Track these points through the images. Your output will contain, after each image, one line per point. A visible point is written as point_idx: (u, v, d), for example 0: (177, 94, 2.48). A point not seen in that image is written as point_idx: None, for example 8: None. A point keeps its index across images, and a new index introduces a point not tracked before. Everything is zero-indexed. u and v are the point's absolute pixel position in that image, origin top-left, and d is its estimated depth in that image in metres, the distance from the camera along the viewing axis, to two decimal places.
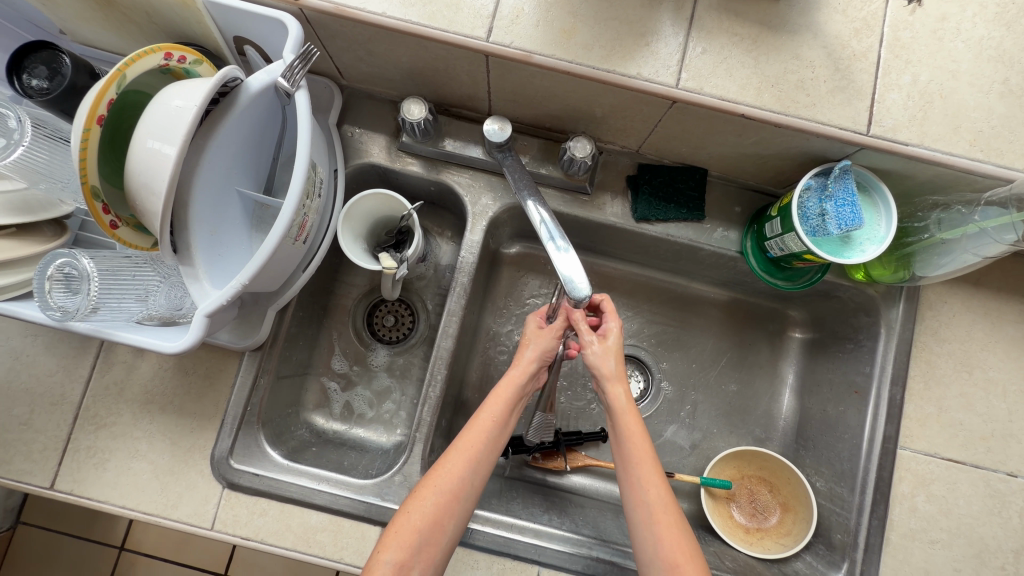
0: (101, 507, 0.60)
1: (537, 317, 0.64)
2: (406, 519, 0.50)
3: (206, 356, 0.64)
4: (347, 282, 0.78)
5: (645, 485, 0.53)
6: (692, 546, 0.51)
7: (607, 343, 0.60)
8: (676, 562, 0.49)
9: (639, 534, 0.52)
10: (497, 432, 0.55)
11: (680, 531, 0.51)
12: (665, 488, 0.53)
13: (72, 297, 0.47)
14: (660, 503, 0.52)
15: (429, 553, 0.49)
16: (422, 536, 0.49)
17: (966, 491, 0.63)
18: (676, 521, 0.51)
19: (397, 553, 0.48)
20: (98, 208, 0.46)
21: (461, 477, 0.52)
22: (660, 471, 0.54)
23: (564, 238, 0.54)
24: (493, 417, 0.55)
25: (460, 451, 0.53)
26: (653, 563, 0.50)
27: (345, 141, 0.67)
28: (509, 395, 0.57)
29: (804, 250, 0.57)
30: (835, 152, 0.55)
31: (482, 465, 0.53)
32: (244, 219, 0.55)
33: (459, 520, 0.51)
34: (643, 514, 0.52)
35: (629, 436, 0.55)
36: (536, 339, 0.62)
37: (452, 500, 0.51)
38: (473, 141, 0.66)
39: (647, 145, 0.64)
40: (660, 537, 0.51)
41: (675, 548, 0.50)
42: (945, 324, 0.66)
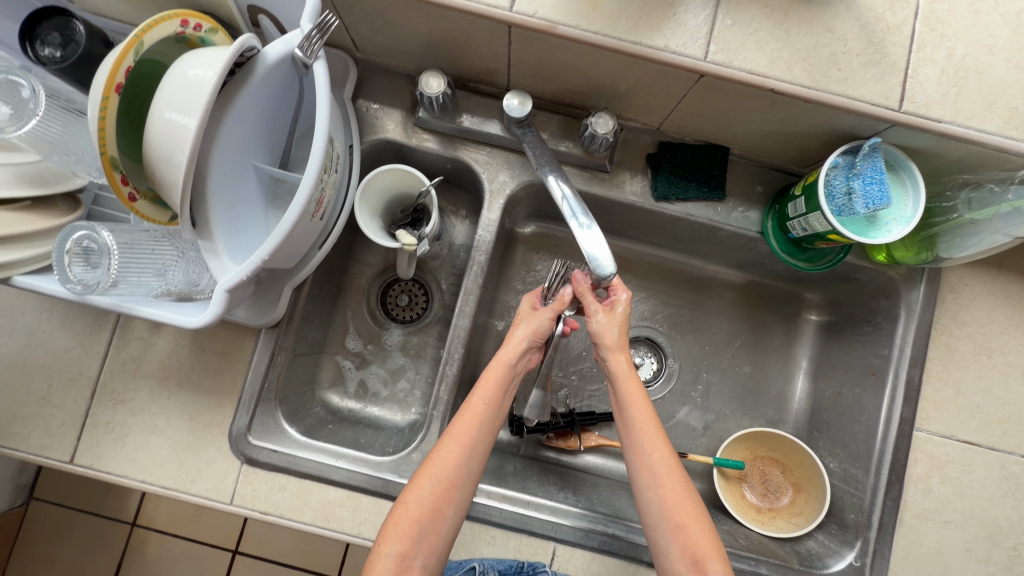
0: (121, 481, 0.61)
1: (530, 298, 0.63)
2: (404, 510, 0.50)
3: (223, 334, 0.64)
4: (360, 261, 0.78)
5: (648, 450, 0.54)
6: (697, 507, 0.52)
7: (613, 311, 0.61)
8: (682, 522, 0.51)
9: (644, 498, 0.53)
10: (490, 416, 0.55)
11: (684, 493, 0.52)
12: (668, 453, 0.54)
13: (92, 271, 0.47)
14: (663, 467, 0.53)
15: (430, 542, 0.50)
16: (421, 526, 0.50)
17: (981, 473, 0.63)
18: (680, 484, 0.52)
19: (398, 544, 0.49)
20: (117, 178, 0.45)
21: (456, 465, 0.52)
22: (663, 436, 0.55)
23: (586, 216, 0.55)
24: (486, 400, 0.55)
25: (455, 438, 0.53)
26: (660, 525, 0.52)
27: (360, 116, 0.65)
28: (501, 375, 0.57)
29: (828, 230, 0.56)
30: (864, 129, 0.54)
31: (477, 451, 0.53)
32: (259, 194, 0.55)
33: (458, 507, 0.52)
34: (647, 478, 0.53)
35: (631, 402, 0.56)
36: (531, 317, 0.62)
37: (449, 488, 0.51)
38: (491, 117, 0.65)
39: (669, 122, 0.63)
40: (665, 499, 0.52)
41: (680, 509, 0.51)
42: (965, 307, 0.65)
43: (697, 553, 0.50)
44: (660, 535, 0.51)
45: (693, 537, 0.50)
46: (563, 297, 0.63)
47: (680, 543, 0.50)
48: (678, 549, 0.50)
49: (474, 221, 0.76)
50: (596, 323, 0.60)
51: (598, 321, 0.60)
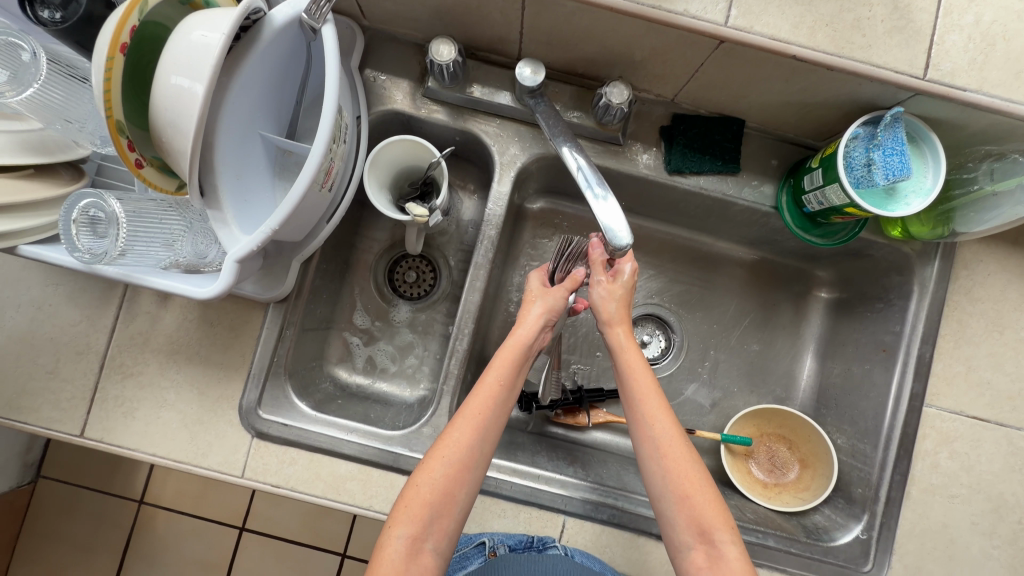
0: (132, 454, 0.61)
1: (540, 277, 0.64)
2: (416, 492, 0.49)
3: (231, 308, 0.63)
4: (367, 237, 0.77)
5: (650, 421, 0.54)
6: (703, 478, 0.52)
7: (615, 283, 0.61)
8: (687, 492, 0.51)
9: (649, 468, 0.53)
10: (503, 397, 0.54)
11: (689, 463, 0.52)
12: (672, 424, 0.54)
13: (99, 241, 0.47)
14: (665, 437, 0.53)
15: (441, 525, 0.49)
16: (433, 509, 0.49)
17: (988, 449, 0.63)
18: (685, 455, 0.52)
19: (409, 527, 0.48)
20: (123, 144, 0.44)
21: (469, 447, 0.51)
22: (666, 406, 0.55)
23: (602, 186, 0.53)
24: (500, 380, 0.54)
25: (467, 419, 0.52)
26: (665, 495, 0.52)
27: (367, 86, 0.64)
28: (515, 354, 0.57)
29: (845, 203, 0.56)
30: (886, 98, 0.53)
31: (489, 432, 0.52)
32: (267, 165, 0.53)
33: (470, 489, 0.51)
34: (649, 450, 0.53)
35: (630, 372, 0.57)
36: (545, 296, 0.62)
37: (461, 470, 0.50)
38: (502, 87, 0.63)
39: (684, 93, 0.61)
40: (669, 470, 0.52)
41: (684, 479, 0.51)
42: (979, 283, 0.64)
43: (703, 523, 0.50)
44: (666, 506, 0.52)
45: (699, 508, 0.50)
46: (575, 276, 0.64)
47: (686, 512, 0.51)
48: (683, 519, 0.51)
49: (482, 196, 0.75)
50: (598, 293, 0.61)
51: (601, 292, 0.61)
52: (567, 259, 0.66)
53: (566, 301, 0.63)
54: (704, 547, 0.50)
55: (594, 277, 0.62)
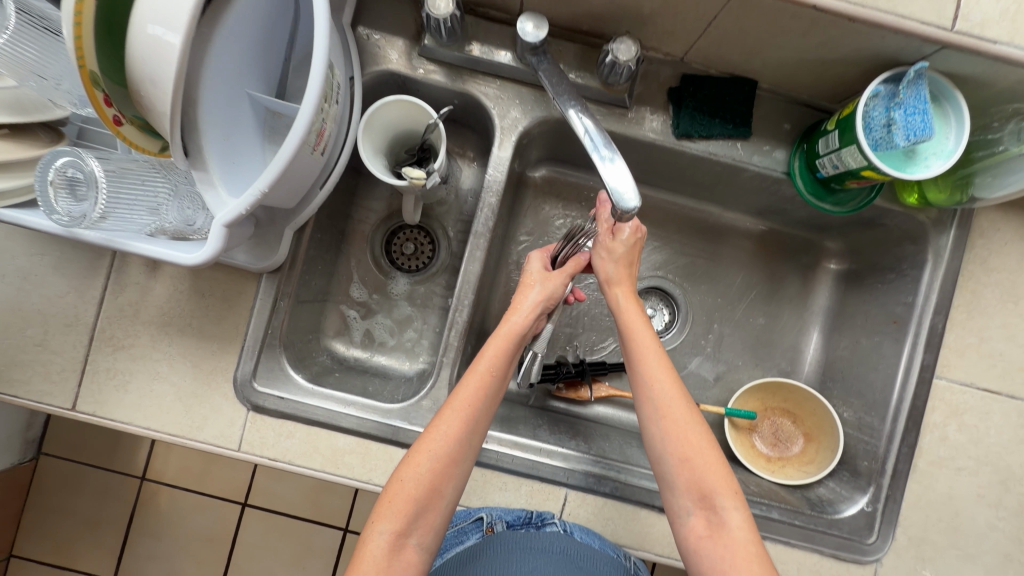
0: (126, 428, 0.60)
1: (541, 259, 0.62)
2: (400, 487, 0.49)
3: (223, 279, 0.61)
4: (363, 207, 0.74)
5: (651, 384, 0.53)
6: (704, 441, 0.51)
7: (615, 244, 0.60)
8: (687, 456, 0.50)
9: (649, 431, 0.52)
10: (494, 386, 0.53)
11: (689, 424, 0.51)
12: (674, 385, 0.52)
13: (79, 205, 0.44)
14: (665, 398, 0.52)
15: (427, 519, 0.49)
16: (417, 504, 0.49)
17: (998, 421, 0.62)
18: (685, 419, 0.51)
19: (392, 523, 0.48)
20: (99, 98, 0.42)
21: (456, 440, 0.50)
22: (667, 365, 0.54)
23: (609, 148, 0.51)
24: (491, 369, 0.53)
25: (456, 411, 0.51)
26: (664, 458, 0.51)
27: (361, 45, 0.61)
28: (508, 341, 0.55)
29: (862, 167, 0.53)
30: (910, 53, 0.50)
31: (478, 424, 0.51)
32: (256, 127, 0.51)
33: (456, 483, 0.50)
34: (650, 412, 0.52)
35: (630, 332, 0.56)
36: (543, 280, 0.60)
37: (448, 465, 0.50)
38: (503, 45, 0.60)
39: (695, 51, 0.58)
40: (668, 432, 0.51)
41: (684, 441, 0.50)
42: (995, 252, 0.62)
43: (704, 488, 0.49)
44: (666, 469, 0.51)
45: (700, 472, 0.50)
46: (579, 259, 0.62)
47: (686, 477, 0.50)
48: (683, 483, 0.50)
49: (482, 163, 0.72)
50: (597, 256, 0.61)
51: (600, 255, 0.61)
52: (573, 242, 0.63)
53: (564, 289, 0.61)
54: (704, 514, 0.49)
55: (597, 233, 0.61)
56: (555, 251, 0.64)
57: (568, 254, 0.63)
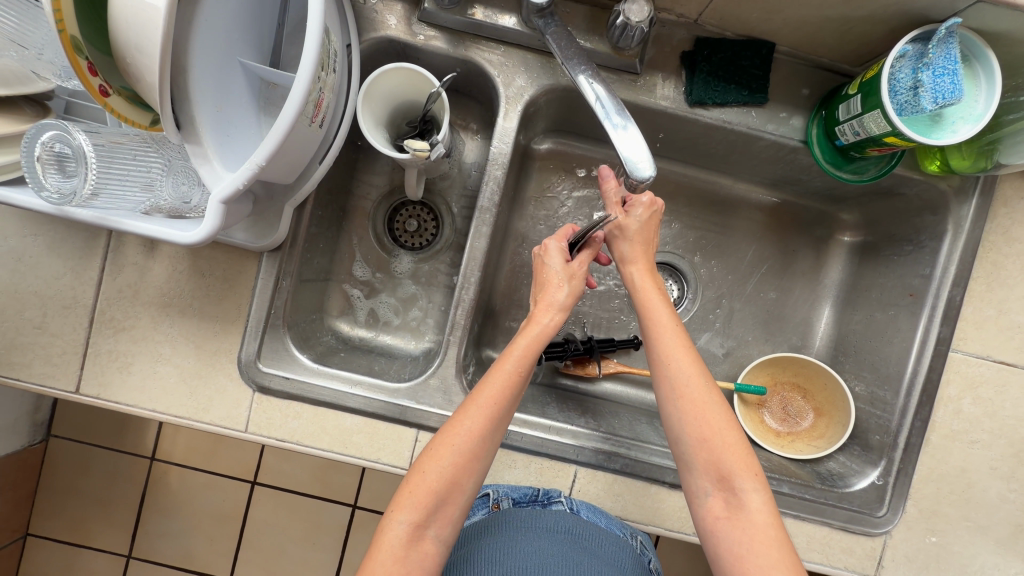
0: (130, 410, 0.59)
1: (562, 254, 0.58)
2: (421, 479, 0.49)
3: (222, 258, 0.59)
4: (365, 182, 0.72)
5: (667, 361, 0.52)
6: (722, 421, 0.50)
7: (629, 221, 0.57)
8: (704, 437, 0.50)
9: (666, 412, 0.52)
10: (520, 387, 0.52)
11: (707, 404, 0.50)
12: (692, 364, 0.52)
13: (68, 181, 0.43)
14: (683, 378, 0.51)
15: (446, 512, 0.49)
16: (438, 497, 0.49)
17: (1014, 394, 0.61)
18: (703, 398, 0.51)
19: (411, 514, 0.48)
20: (83, 67, 0.39)
21: (479, 437, 0.49)
22: (685, 344, 0.53)
23: (622, 115, 0.48)
24: (518, 369, 0.52)
25: (481, 407, 0.50)
26: (682, 438, 0.51)
27: (358, 10, 0.58)
28: (538, 342, 0.53)
29: (885, 133, 0.51)
30: (941, 9, 0.47)
31: (501, 421, 0.51)
32: (251, 98, 0.48)
33: (476, 478, 0.50)
34: (667, 391, 0.52)
35: (647, 310, 0.55)
36: (569, 278, 0.57)
37: (469, 460, 0.49)
38: (507, 8, 0.57)
39: (710, 12, 0.55)
40: (686, 412, 0.51)
41: (702, 423, 0.50)
42: (1019, 221, 0.60)
43: (723, 470, 0.49)
44: (683, 450, 0.51)
45: (717, 452, 0.50)
46: (594, 243, 0.59)
47: (704, 457, 0.50)
48: (702, 462, 0.50)
49: (486, 136, 0.70)
50: (610, 235, 0.59)
51: (614, 236, 0.58)
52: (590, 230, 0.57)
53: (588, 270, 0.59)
54: (722, 495, 0.49)
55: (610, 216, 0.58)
56: (571, 238, 0.59)
57: (587, 241, 0.59)
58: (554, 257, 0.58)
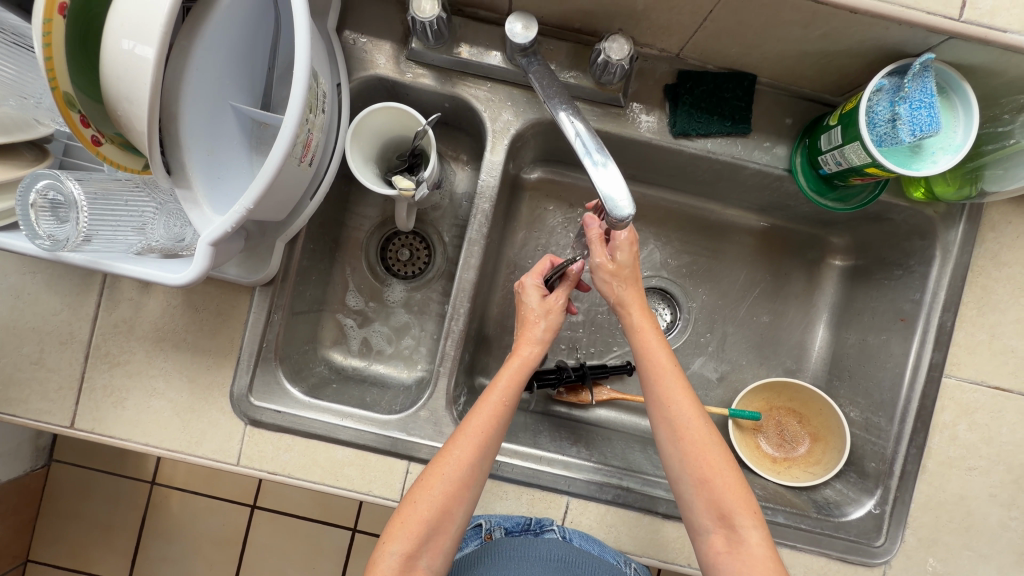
0: (124, 445, 0.59)
1: (538, 290, 0.59)
2: (413, 509, 0.49)
3: (215, 292, 0.60)
4: (357, 214, 0.73)
5: (667, 404, 0.52)
6: (723, 463, 0.50)
7: (619, 265, 0.57)
8: (706, 477, 0.50)
9: (666, 451, 0.52)
10: (506, 416, 0.53)
11: (708, 445, 0.51)
12: (691, 405, 0.52)
13: (61, 227, 0.44)
14: (683, 419, 0.51)
15: (437, 542, 0.49)
16: (429, 527, 0.49)
17: (1011, 419, 0.61)
18: (703, 439, 0.51)
19: (403, 544, 0.48)
20: (76, 120, 0.40)
21: (469, 465, 0.50)
22: (684, 383, 0.53)
23: (602, 152, 0.49)
24: (503, 400, 0.53)
25: (469, 437, 0.50)
26: (683, 478, 0.51)
27: (347, 50, 0.59)
28: (520, 373, 0.55)
29: (866, 163, 0.52)
30: (915, 44, 0.48)
31: (490, 450, 0.51)
32: (243, 140, 0.50)
33: (468, 506, 0.50)
34: (667, 432, 0.52)
35: (645, 350, 0.55)
36: (546, 314, 0.58)
37: (461, 489, 0.49)
38: (493, 46, 0.59)
39: (691, 46, 0.56)
40: (687, 453, 0.51)
41: (702, 464, 0.50)
42: (1007, 246, 0.60)
43: (724, 507, 0.49)
44: (684, 489, 0.51)
45: (718, 492, 0.49)
46: (571, 274, 0.60)
47: (705, 496, 0.50)
48: (703, 502, 0.50)
49: (475, 167, 0.71)
50: (599, 280, 0.58)
51: (603, 278, 0.58)
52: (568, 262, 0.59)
53: (569, 300, 0.60)
54: (723, 532, 0.49)
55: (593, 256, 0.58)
56: (548, 272, 0.60)
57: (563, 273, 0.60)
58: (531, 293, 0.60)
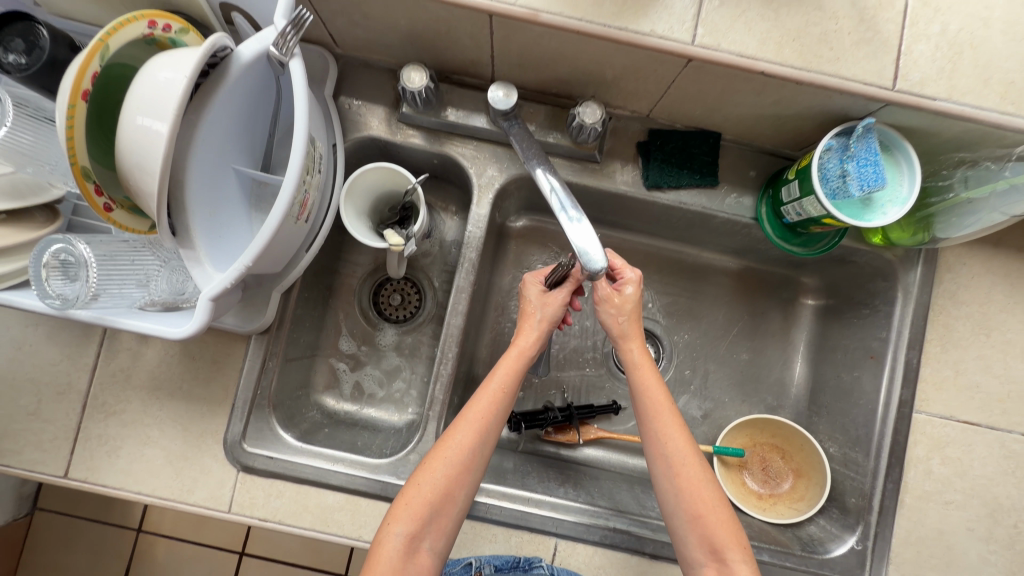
0: (116, 494, 0.60)
1: (538, 285, 0.60)
2: (417, 491, 0.50)
3: (212, 341, 0.63)
4: (350, 261, 0.77)
5: (663, 440, 0.54)
6: (716, 499, 0.52)
7: (625, 299, 0.59)
8: (699, 513, 0.51)
9: (662, 486, 0.53)
10: (505, 403, 0.54)
11: (701, 481, 0.52)
12: (685, 443, 0.54)
13: (70, 285, 0.46)
14: (678, 455, 0.53)
15: (440, 524, 0.50)
16: (432, 509, 0.49)
17: (981, 453, 0.63)
18: (697, 475, 0.52)
19: (407, 525, 0.49)
20: (90, 189, 0.44)
21: (470, 449, 0.51)
22: (679, 422, 0.55)
23: (576, 209, 0.54)
24: (503, 387, 0.54)
25: (470, 422, 0.52)
26: (677, 514, 0.52)
27: (343, 113, 0.64)
28: (518, 362, 0.56)
29: (823, 215, 0.56)
30: (858, 109, 0.53)
31: (490, 435, 0.53)
32: (242, 198, 0.53)
33: (469, 489, 0.51)
34: (663, 469, 0.53)
35: (643, 389, 0.56)
36: (545, 307, 0.59)
37: (461, 472, 0.51)
38: (477, 109, 0.64)
39: (659, 109, 0.61)
40: (681, 489, 0.52)
41: (696, 499, 0.51)
42: (963, 286, 0.64)
43: (715, 542, 0.50)
44: (678, 524, 0.52)
45: (710, 527, 0.51)
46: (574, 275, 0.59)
47: (698, 532, 0.51)
48: (696, 537, 0.51)
49: (463, 216, 0.75)
50: (606, 314, 0.60)
51: (609, 312, 0.59)
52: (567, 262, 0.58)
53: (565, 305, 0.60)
54: (715, 566, 0.50)
55: (599, 290, 0.60)
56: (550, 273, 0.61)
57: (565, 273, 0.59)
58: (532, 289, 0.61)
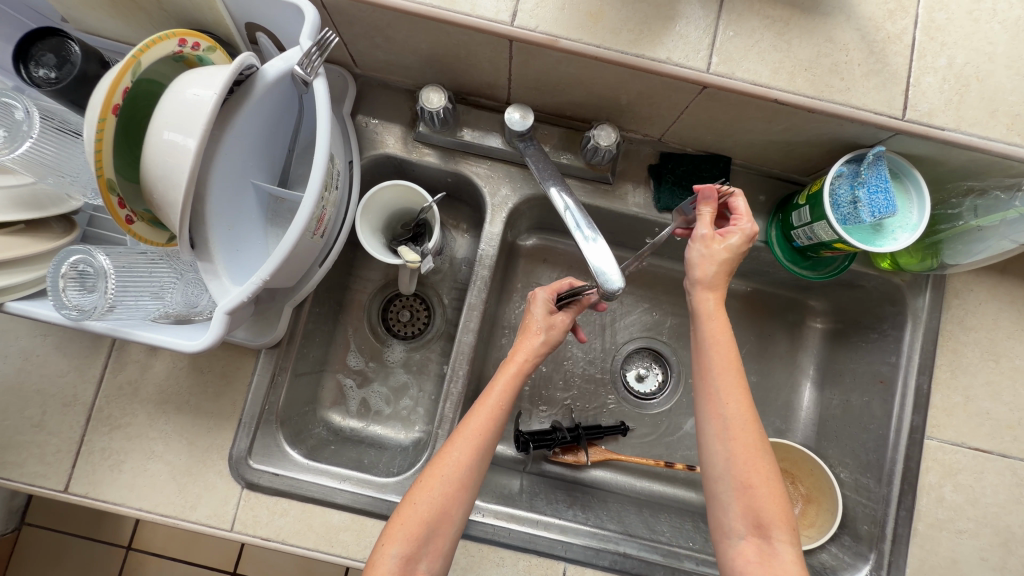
0: (118, 509, 0.59)
1: (546, 304, 0.60)
2: (413, 510, 0.49)
3: (223, 354, 0.62)
4: (361, 276, 0.77)
5: (724, 400, 0.50)
6: (771, 472, 0.49)
7: (724, 245, 0.54)
8: (749, 483, 0.48)
9: (713, 449, 0.50)
10: (502, 419, 0.54)
11: (758, 450, 0.49)
12: (747, 408, 0.50)
13: (88, 296, 0.46)
14: (738, 420, 0.50)
15: (436, 544, 0.49)
16: (428, 528, 0.48)
17: (992, 480, 0.62)
18: (755, 444, 0.49)
19: (403, 546, 0.47)
20: (114, 202, 0.44)
21: (468, 466, 0.50)
22: (744, 386, 0.51)
23: (591, 228, 0.54)
24: (501, 403, 0.54)
25: (468, 439, 0.51)
26: (725, 480, 0.49)
27: (359, 131, 0.65)
28: (516, 378, 0.55)
29: (834, 239, 0.56)
30: (868, 137, 0.54)
31: (488, 453, 0.52)
32: (259, 213, 0.53)
33: (464, 508, 0.50)
34: (717, 428, 0.50)
35: (712, 341, 0.52)
36: (548, 328, 0.59)
37: (459, 489, 0.50)
38: (493, 130, 0.65)
39: (671, 134, 0.63)
40: (734, 455, 0.49)
41: (749, 469, 0.49)
42: (971, 312, 0.65)
43: (762, 517, 0.48)
44: (723, 490, 0.49)
45: (760, 500, 0.48)
46: (585, 301, 0.61)
47: (743, 503, 0.48)
48: (740, 508, 0.49)
49: (475, 234, 0.76)
50: (696, 251, 0.55)
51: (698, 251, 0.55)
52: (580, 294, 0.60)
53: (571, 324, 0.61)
54: (756, 540, 0.48)
55: (700, 227, 0.55)
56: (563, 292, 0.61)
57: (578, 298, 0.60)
58: (539, 305, 0.60)
